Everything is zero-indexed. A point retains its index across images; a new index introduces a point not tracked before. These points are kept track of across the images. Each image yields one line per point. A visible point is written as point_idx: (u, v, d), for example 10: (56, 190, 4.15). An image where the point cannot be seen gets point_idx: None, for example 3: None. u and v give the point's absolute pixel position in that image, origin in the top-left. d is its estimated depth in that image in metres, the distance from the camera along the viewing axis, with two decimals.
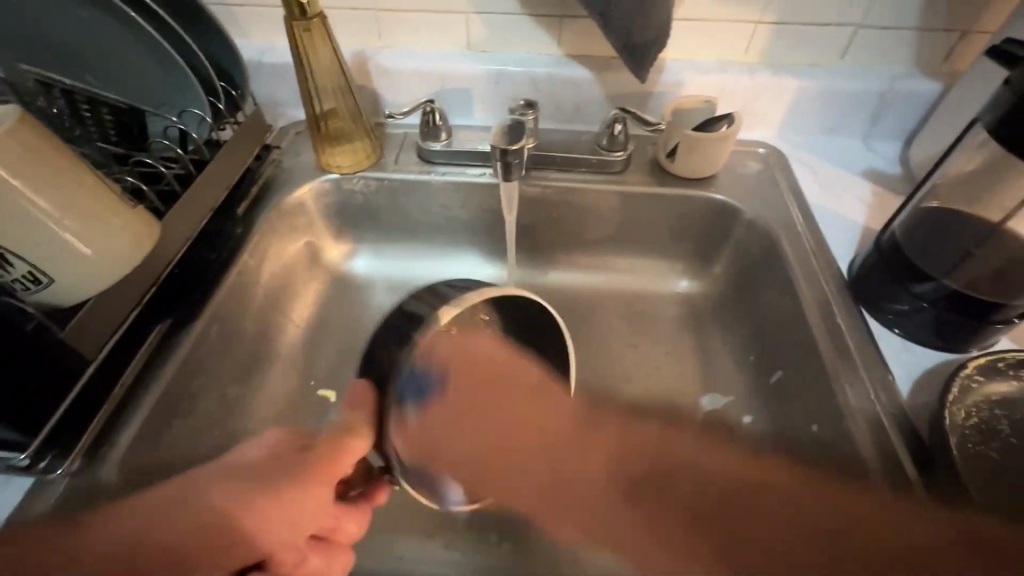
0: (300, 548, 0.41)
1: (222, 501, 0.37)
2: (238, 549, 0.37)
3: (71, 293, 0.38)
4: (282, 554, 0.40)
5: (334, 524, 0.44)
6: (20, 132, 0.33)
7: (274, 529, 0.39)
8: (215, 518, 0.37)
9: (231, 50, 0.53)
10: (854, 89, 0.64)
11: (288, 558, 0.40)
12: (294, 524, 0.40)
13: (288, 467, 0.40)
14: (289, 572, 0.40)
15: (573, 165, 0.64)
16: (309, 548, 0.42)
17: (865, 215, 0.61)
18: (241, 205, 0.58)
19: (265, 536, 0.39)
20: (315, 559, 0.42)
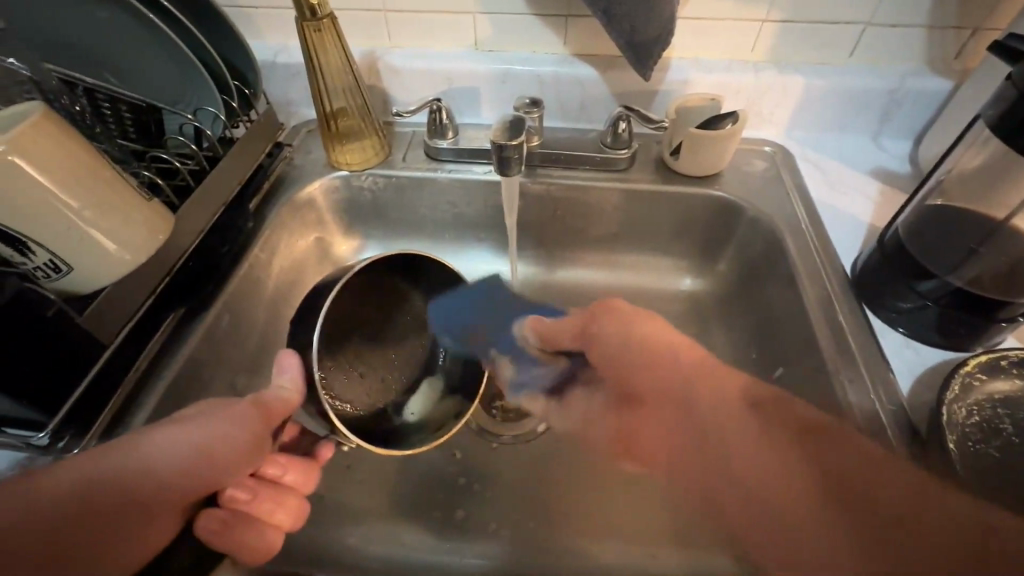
0: (248, 486, 0.42)
1: (173, 448, 0.38)
2: (195, 481, 0.38)
3: (88, 282, 0.40)
4: (235, 486, 0.41)
5: (278, 470, 0.45)
6: (42, 126, 0.35)
7: (226, 465, 0.40)
8: (171, 459, 0.38)
9: (246, 51, 0.55)
10: (863, 88, 0.64)
11: (243, 493, 0.41)
12: (242, 459, 0.41)
13: (235, 417, 0.41)
14: (245, 508, 0.41)
15: (578, 163, 0.64)
16: (258, 487, 0.42)
17: (872, 214, 0.61)
18: (253, 200, 0.60)
19: (217, 470, 0.39)
20: (267, 496, 0.42)
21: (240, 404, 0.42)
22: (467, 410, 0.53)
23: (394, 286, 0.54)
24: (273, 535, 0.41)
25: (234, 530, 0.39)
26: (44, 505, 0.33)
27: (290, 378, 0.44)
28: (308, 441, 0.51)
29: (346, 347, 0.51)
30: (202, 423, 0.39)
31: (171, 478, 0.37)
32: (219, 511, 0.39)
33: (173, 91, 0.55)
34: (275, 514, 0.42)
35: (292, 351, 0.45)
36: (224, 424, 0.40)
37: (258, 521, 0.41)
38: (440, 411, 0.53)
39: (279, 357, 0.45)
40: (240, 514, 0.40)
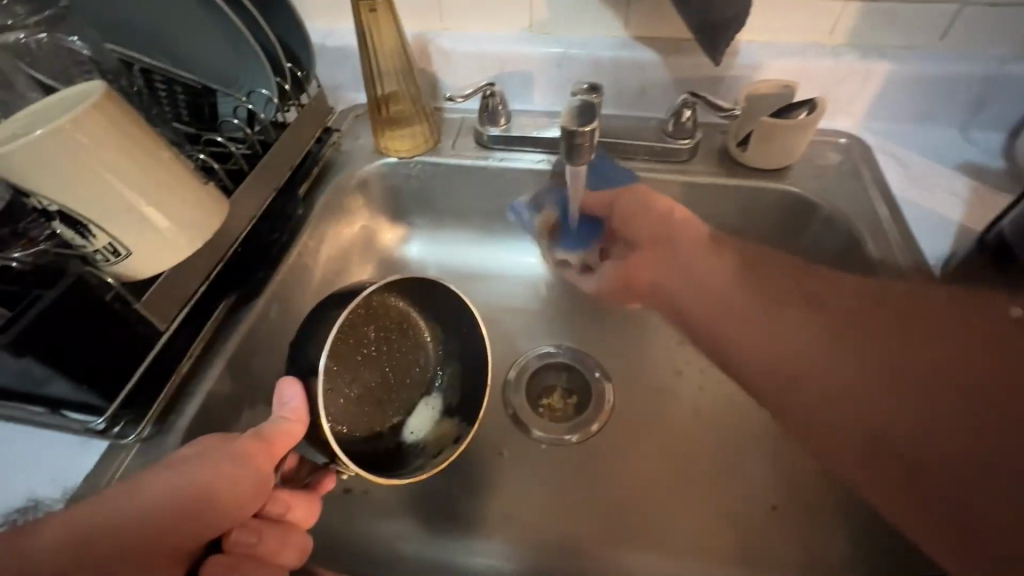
0: (251, 526, 0.38)
1: (168, 489, 0.35)
2: (196, 528, 0.36)
3: (144, 268, 0.39)
4: (239, 529, 0.37)
5: (283, 506, 0.41)
6: (105, 106, 0.34)
7: (228, 507, 0.37)
8: (178, 501, 0.35)
9: (302, 33, 0.53)
10: (954, 75, 0.58)
11: (249, 537, 0.38)
12: (246, 501, 0.38)
13: (232, 453, 0.38)
14: (247, 550, 0.37)
15: (637, 152, 0.61)
16: (263, 527, 0.38)
17: (962, 213, 0.55)
18: (302, 186, 0.59)
19: (218, 515, 0.37)
20: (272, 534, 0.39)
21: (247, 438, 0.38)
22: (467, 435, 0.47)
23: (398, 303, 0.49)
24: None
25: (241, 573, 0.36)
26: (44, 555, 0.32)
27: (292, 410, 0.39)
28: (307, 470, 0.46)
29: (347, 366, 0.46)
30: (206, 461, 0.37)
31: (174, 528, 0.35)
32: (221, 555, 0.36)
33: (226, 73, 0.54)
34: (281, 553, 0.39)
35: (294, 377, 0.40)
36: (225, 464, 0.37)
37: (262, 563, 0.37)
38: (442, 434, 0.48)
39: (280, 385, 0.40)
40: (247, 556, 0.37)
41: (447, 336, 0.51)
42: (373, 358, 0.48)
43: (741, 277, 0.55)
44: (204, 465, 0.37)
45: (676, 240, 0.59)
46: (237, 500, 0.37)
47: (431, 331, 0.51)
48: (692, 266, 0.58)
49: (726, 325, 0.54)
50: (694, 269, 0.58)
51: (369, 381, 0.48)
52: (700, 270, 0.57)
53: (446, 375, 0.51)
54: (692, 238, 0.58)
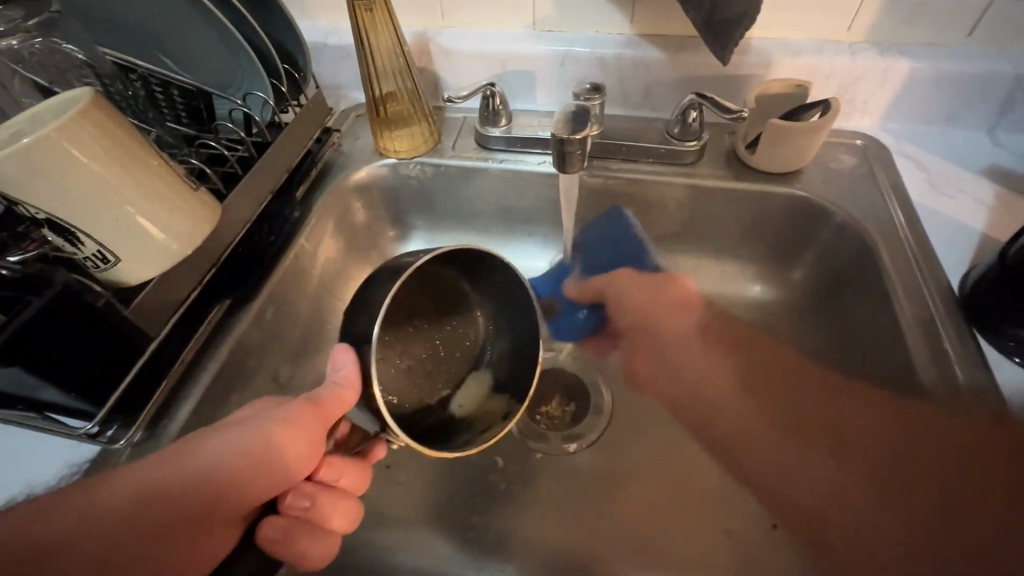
0: (306, 491, 0.39)
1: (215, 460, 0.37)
2: (244, 491, 0.37)
3: (135, 274, 0.39)
4: (293, 493, 0.38)
5: (333, 475, 0.41)
6: (93, 115, 0.34)
7: (278, 472, 0.38)
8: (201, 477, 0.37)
9: (296, 34, 0.53)
10: (983, 72, 0.55)
11: (302, 500, 0.38)
12: (296, 466, 0.38)
13: (282, 419, 0.39)
14: (302, 514, 0.38)
15: (641, 155, 0.59)
16: (315, 492, 0.39)
17: (984, 220, 0.53)
18: (299, 188, 0.58)
19: (266, 479, 0.38)
20: (326, 499, 0.39)
21: (299, 403, 0.39)
22: (517, 412, 0.43)
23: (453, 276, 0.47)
24: (328, 542, 0.38)
25: (296, 538, 0.36)
26: None
27: (344, 375, 0.38)
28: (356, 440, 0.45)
29: (397, 340, 0.44)
30: (227, 438, 0.38)
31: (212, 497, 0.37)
32: (278, 518, 0.37)
33: (222, 75, 0.54)
34: (330, 518, 0.39)
35: (347, 345, 0.38)
36: (273, 428, 0.38)
37: (313, 526, 0.38)
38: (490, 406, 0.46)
39: (334, 349, 0.39)
40: (301, 519, 0.38)
41: (495, 310, 0.48)
42: (423, 328, 0.47)
43: (726, 366, 0.58)
44: (224, 443, 0.38)
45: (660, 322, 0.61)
46: (284, 467, 0.38)
47: (482, 306, 0.48)
48: (679, 354, 0.59)
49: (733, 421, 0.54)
50: (681, 347, 0.59)
51: (419, 354, 0.46)
52: (685, 366, 0.58)
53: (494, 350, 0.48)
54: (673, 330, 0.60)
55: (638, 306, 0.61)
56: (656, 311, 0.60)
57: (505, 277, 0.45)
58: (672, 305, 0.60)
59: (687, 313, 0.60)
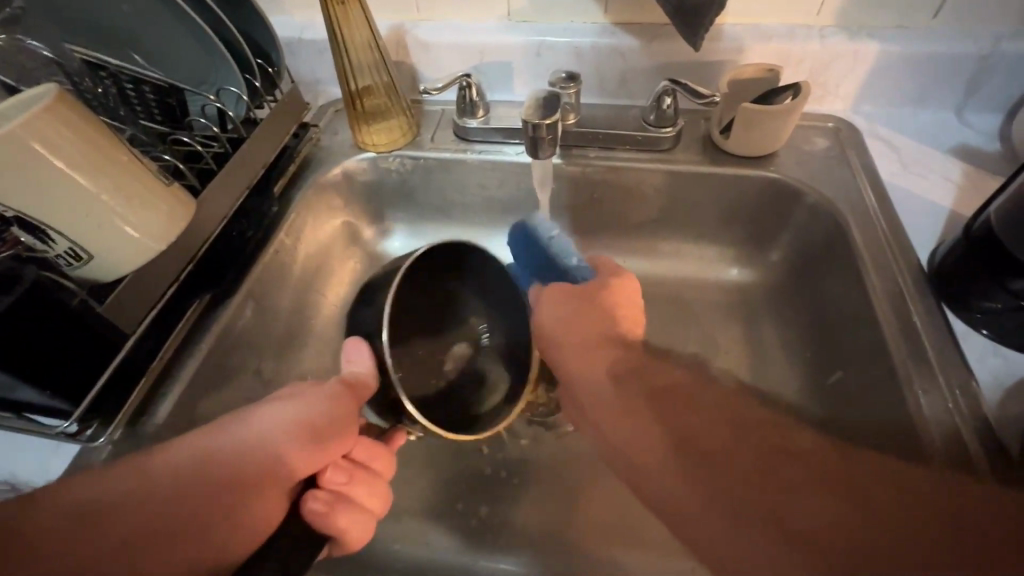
0: (342, 468, 0.40)
1: (263, 432, 0.38)
2: (288, 464, 0.38)
3: (111, 270, 0.39)
4: (330, 469, 0.39)
5: (366, 455, 0.41)
6: (60, 110, 0.34)
7: (311, 453, 0.39)
8: (221, 463, 0.37)
9: (268, 30, 0.53)
10: (949, 54, 0.56)
11: (341, 477, 0.39)
12: (323, 447, 0.39)
13: (324, 396, 0.40)
14: (338, 490, 0.39)
15: (617, 142, 0.59)
16: (350, 471, 0.40)
17: (952, 198, 0.54)
18: (277, 183, 0.58)
19: (293, 461, 0.38)
20: (360, 480, 0.40)
21: (326, 387, 0.40)
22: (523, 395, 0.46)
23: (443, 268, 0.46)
24: (366, 521, 0.39)
25: (337, 511, 0.37)
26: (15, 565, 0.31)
27: (364, 367, 0.41)
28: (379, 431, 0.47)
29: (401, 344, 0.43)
30: (241, 427, 0.39)
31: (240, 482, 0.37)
32: (319, 493, 0.38)
33: (194, 72, 0.54)
34: (369, 499, 0.40)
35: (359, 337, 0.42)
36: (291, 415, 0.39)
37: (353, 504, 0.38)
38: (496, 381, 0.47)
39: (347, 343, 0.42)
40: (341, 494, 0.38)
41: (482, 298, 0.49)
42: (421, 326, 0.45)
43: (646, 413, 0.42)
44: (242, 432, 0.38)
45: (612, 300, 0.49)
46: (311, 445, 0.39)
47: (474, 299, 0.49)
48: (590, 405, 0.45)
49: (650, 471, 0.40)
50: (581, 333, 0.47)
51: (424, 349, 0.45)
52: (604, 420, 0.44)
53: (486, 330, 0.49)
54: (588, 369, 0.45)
55: (552, 332, 0.48)
56: (580, 322, 0.48)
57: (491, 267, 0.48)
58: (594, 342, 0.46)
59: (591, 355, 0.46)
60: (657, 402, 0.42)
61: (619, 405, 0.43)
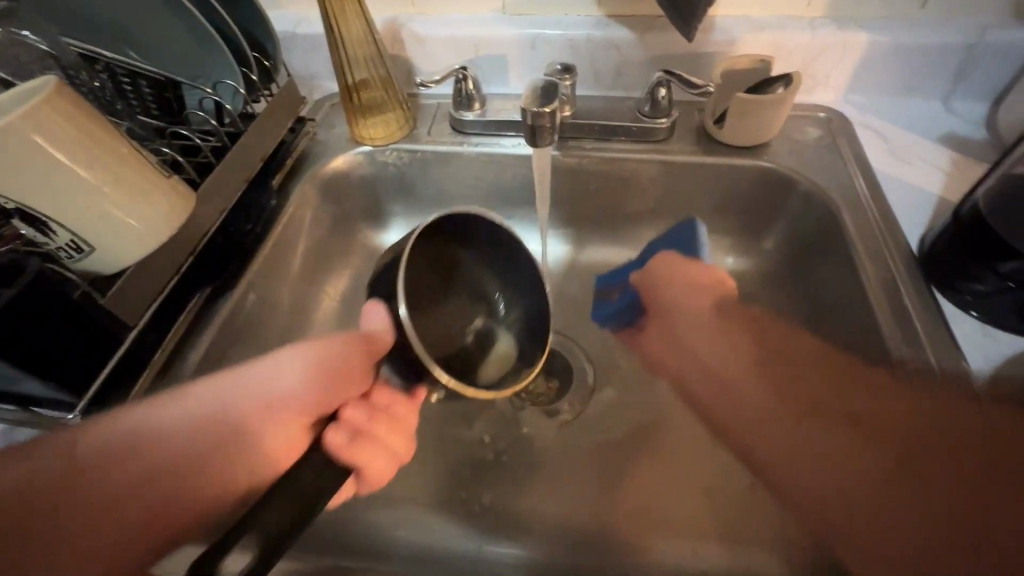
0: (363, 407, 0.40)
1: (272, 379, 0.40)
2: (304, 402, 0.41)
3: (111, 263, 0.39)
4: (352, 406, 0.40)
5: (385, 402, 0.41)
6: (59, 101, 0.34)
7: (324, 395, 0.41)
8: (228, 408, 0.39)
9: (263, 22, 0.53)
10: (936, 44, 0.57)
11: (360, 414, 0.40)
12: (336, 390, 0.41)
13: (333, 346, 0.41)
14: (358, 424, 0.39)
15: (613, 133, 0.60)
16: (368, 409, 0.40)
17: (941, 184, 0.55)
18: (275, 177, 0.58)
19: (308, 399, 0.41)
20: (379, 418, 0.41)
21: (337, 337, 0.41)
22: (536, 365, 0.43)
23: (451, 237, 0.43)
24: (383, 457, 0.40)
25: (359, 441, 0.38)
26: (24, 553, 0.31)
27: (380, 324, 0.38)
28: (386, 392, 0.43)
29: (416, 303, 0.39)
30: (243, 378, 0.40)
31: (249, 426, 0.39)
32: (340, 425, 0.38)
33: (190, 65, 0.54)
34: (386, 436, 0.40)
35: (377, 299, 0.38)
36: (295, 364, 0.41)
37: (371, 440, 0.39)
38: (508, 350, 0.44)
39: (365, 305, 0.39)
40: (361, 431, 0.39)
41: (490, 259, 0.45)
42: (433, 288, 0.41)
43: (742, 342, 0.50)
44: (245, 381, 0.40)
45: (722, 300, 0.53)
46: (325, 388, 0.41)
47: (484, 269, 0.45)
48: (682, 335, 0.54)
49: (731, 394, 0.49)
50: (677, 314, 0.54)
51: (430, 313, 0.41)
52: (687, 341, 0.53)
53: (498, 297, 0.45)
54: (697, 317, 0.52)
55: (676, 289, 0.54)
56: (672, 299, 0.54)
57: (504, 237, 0.44)
58: (708, 298, 0.53)
59: (702, 297, 0.53)
60: (778, 358, 0.47)
61: (719, 329, 0.52)
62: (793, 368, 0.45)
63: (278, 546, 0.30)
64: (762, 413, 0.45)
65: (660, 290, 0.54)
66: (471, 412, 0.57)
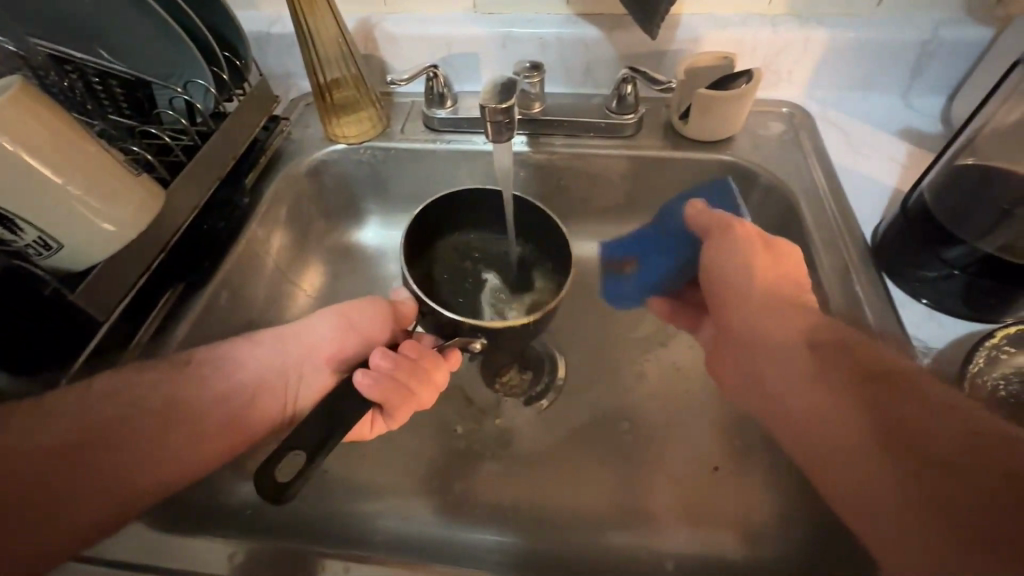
0: (390, 357, 0.44)
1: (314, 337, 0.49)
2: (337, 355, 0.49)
3: (79, 260, 0.40)
4: (380, 354, 0.44)
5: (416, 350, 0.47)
6: (21, 100, 0.34)
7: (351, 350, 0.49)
8: (271, 361, 0.47)
9: (233, 23, 0.54)
10: (893, 40, 0.59)
11: (382, 362, 0.44)
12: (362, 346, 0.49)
13: (366, 307, 0.50)
14: (386, 370, 0.44)
15: (581, 130, 0.61)
16: (394, 359, 0.45)
17: (896, 177, 0.57)
18: (248, 175, 0.59)
19: (337, 352, 0.49)
20: (403, 365, 0.45)
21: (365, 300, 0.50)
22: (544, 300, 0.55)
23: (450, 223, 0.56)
24: (406, 396, 0.44)
25: (379, 383, 0.42)
26: None
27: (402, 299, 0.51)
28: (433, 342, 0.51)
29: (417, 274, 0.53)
30: (284, 334, 0.49)
31: (282, 369, 0.47)
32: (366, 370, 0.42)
33: (161, 65, 0.54)
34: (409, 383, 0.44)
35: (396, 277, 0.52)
36: (331, 320, 0.50)
37: (391, 381, 0.43)
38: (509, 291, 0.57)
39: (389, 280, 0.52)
40: (385, 375, 0.43)
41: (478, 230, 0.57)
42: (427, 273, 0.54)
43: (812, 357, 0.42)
44: (284, 335, 0.49)
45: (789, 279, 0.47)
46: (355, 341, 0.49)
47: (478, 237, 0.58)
48: (753, 339, 0.46)
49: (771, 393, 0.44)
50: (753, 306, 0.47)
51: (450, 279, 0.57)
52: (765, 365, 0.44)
53: (501, 252, 0.57)
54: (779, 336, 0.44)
55: (744, 287, 0.48)
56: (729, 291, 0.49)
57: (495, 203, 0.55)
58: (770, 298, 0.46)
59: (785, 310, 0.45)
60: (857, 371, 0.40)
61: (800, 360, 0.42)
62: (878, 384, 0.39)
63: (315, 456, 0.38)
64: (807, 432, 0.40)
65: (734, 283, 0.49)
66: (445, 404, 0.59)
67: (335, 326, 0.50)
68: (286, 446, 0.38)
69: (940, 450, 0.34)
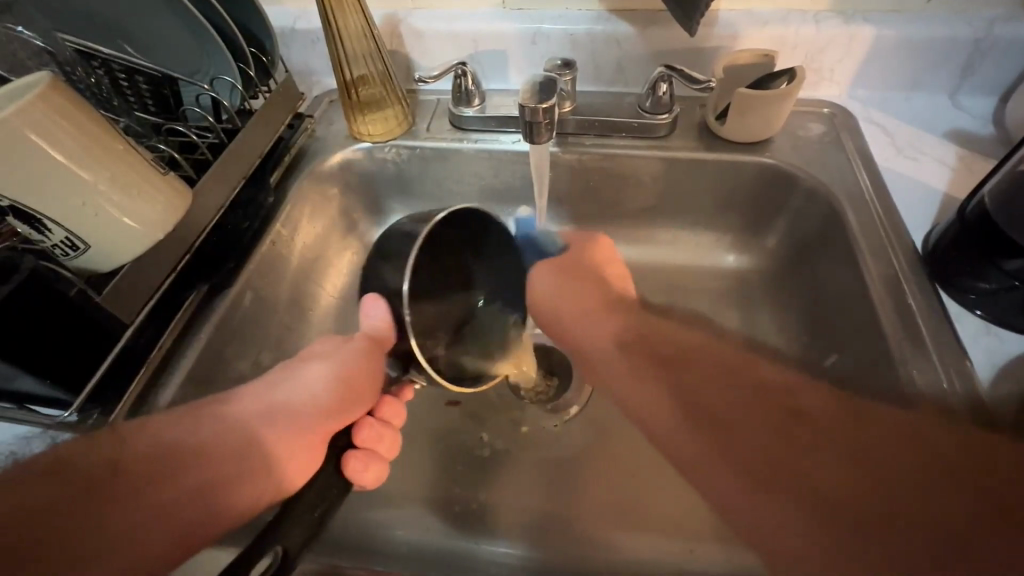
0: (374, 429, 0.45)
1: (306, 383, 0.44)
2: (326, 416, 0.43)
3: (106, 260, 0.39)
4: (365, 429, 0.44)
5: (390, 415, 0.47)
6: (48, 97, 0.33)
7: (344, 407, 0.44)
8: (268, 413, 0.43)
9: (262, 17, 0.54)
10: (943, 38, 0.56)
11: (366, 434, 0.44)
12: (352, 402, 0.45)
13: (358, 352, 0.45)
14: (372, 444, 0.44)
15: (613, 130, 0.59)
16: (379, 427, 0.45)
17: (947, 181, 0.54)
18: (273, 175, 0.58)
19: (327, 413, 0.44)
20: (386, 434, 0.45)
21: (350, 342, 0.46)
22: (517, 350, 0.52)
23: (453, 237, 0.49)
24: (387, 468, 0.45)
25: (369, 463, 0.42)
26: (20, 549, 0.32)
27: (381, 318, 0.44)
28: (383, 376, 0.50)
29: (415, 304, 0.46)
30: (268, 393, 0.44)
31: (270, 436, 0.42)
32: (357, 452, 0.42)
33: (188, 62, 0.53)
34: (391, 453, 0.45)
35: (377, 296, 0.45)
36: (315, 374, 0.45)
37: (379, 455, 0.44)
38: (487, 352, 0.50)
39: (367, 300, 0.45)
40: (372, 453, 0.43)
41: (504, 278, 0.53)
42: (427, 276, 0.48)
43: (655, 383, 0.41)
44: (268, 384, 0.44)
45: (563, 300, 0.49)
46: (344, 399, 0.44)
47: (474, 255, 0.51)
48: (601, 371, 0.46)
49: (673, 449, 0.39)
50: (585, 334, 0.47)
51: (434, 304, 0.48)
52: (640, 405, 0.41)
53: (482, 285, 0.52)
54: (591, 321, 0.47)
55: (564, 293, 0.49)
56: (577, 317, 0.48)
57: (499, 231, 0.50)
58: (598, 307, 0.48)
59: (602, 315, 0.48)
60: (742, 408, 0.37)
61: (656, 385, 0.41)
62: (722, 407, 0.38)
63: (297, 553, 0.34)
64: (749, 494, 0.35)
65: (558, 295, 0.50)
66: (469, 410, 0.57)
67: (328, 383, 0.44)
68: (266, 544, 0.34)
69: (817, 468, 0.34)
